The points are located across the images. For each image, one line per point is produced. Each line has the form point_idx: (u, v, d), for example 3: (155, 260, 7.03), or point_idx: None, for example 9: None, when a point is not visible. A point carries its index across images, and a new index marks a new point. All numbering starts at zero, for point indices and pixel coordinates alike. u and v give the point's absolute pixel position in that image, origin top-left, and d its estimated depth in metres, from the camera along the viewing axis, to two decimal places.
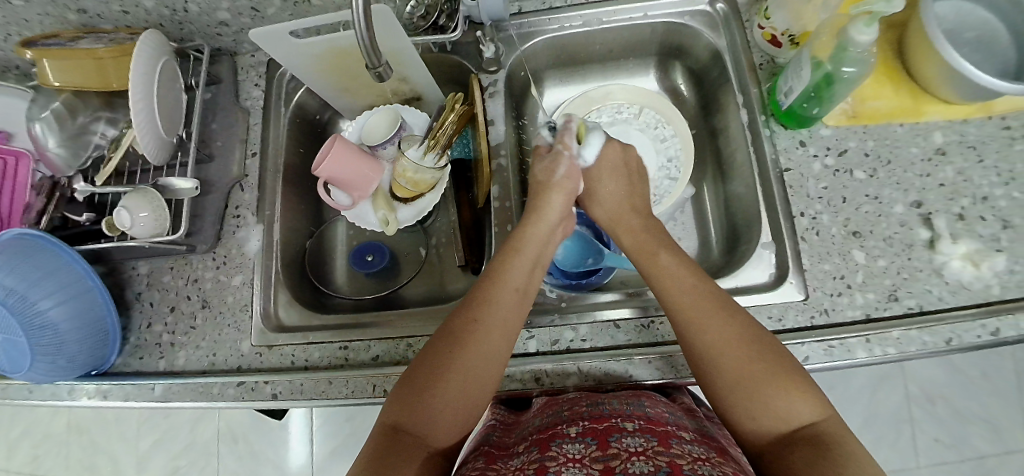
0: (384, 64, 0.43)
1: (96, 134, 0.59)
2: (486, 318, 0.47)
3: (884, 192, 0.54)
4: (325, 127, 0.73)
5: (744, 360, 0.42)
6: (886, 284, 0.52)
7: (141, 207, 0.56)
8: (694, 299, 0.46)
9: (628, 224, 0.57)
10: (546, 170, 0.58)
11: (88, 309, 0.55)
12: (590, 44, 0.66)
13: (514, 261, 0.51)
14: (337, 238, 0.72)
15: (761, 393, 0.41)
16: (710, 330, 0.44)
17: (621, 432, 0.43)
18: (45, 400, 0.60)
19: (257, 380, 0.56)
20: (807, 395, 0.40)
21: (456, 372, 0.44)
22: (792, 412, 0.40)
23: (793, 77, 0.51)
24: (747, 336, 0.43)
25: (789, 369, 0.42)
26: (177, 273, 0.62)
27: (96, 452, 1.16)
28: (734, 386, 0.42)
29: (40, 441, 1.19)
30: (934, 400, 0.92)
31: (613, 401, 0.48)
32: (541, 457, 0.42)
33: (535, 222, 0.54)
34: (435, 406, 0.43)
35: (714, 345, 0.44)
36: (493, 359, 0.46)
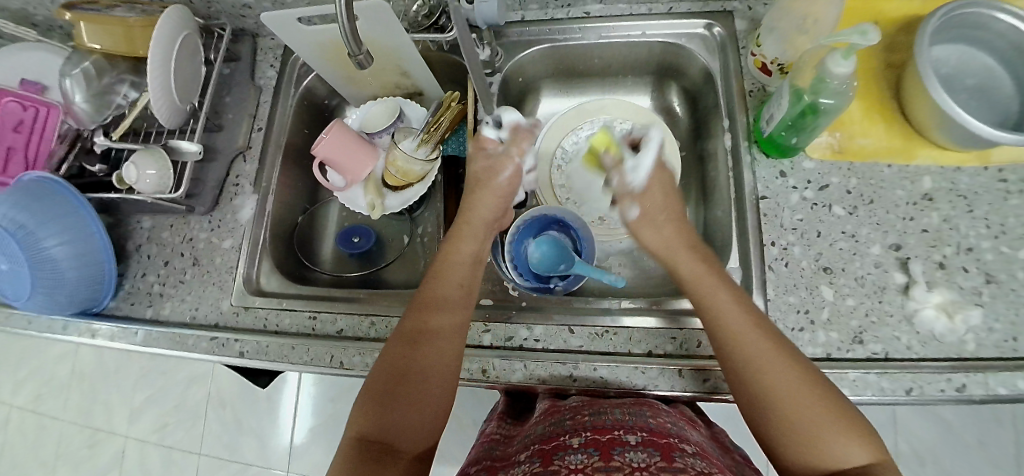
0: (366, 53, 0.45)
1: (118, 95, 0.66)
2: (436, 318, 0.49)
3: (861, 231, 0.54)
4: (331, 112, 0.77)
5: (800, 396, 0.39)
6: (851, 325, 0.51)
7: (148, 164, 0.61)
8: (746, 330, 0.43)
9: (691, 254, 0.51)
10: (488, 169, 0.57)
11: (86, 253, 0.60)
12: (588, 57, 0.67)
13: (455, 261, 0.53)
14: (329, 218, 0.75)
15: (816, 430, 0.38)
16: (766, 369, 0.41)
17: (623, 445, 0.43)
18: (41, 332, 0.66)
19: (228, 337, 0.60)
20: (859, 436, 0.38)
21: (417, 373, 0.46)
22: (845, 452, 0.37)
23: (774, 106, 0.52)
24: (801, 370, 0.41)
25: (843, 412, 0.39)
26: (175, 231, 0.67)
27: (94, 399, 1.23)
28: (782, 421, 0.39)
29: (45, 382, 1.27)
30: (925, 461, 0.87)
31: (615, 411, 0.49)
32: (543, 470, 0.42)
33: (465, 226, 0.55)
34: (400, 407, 0.45)
35: (769, 381, 0.40)
36: (447, 357, 0.47)
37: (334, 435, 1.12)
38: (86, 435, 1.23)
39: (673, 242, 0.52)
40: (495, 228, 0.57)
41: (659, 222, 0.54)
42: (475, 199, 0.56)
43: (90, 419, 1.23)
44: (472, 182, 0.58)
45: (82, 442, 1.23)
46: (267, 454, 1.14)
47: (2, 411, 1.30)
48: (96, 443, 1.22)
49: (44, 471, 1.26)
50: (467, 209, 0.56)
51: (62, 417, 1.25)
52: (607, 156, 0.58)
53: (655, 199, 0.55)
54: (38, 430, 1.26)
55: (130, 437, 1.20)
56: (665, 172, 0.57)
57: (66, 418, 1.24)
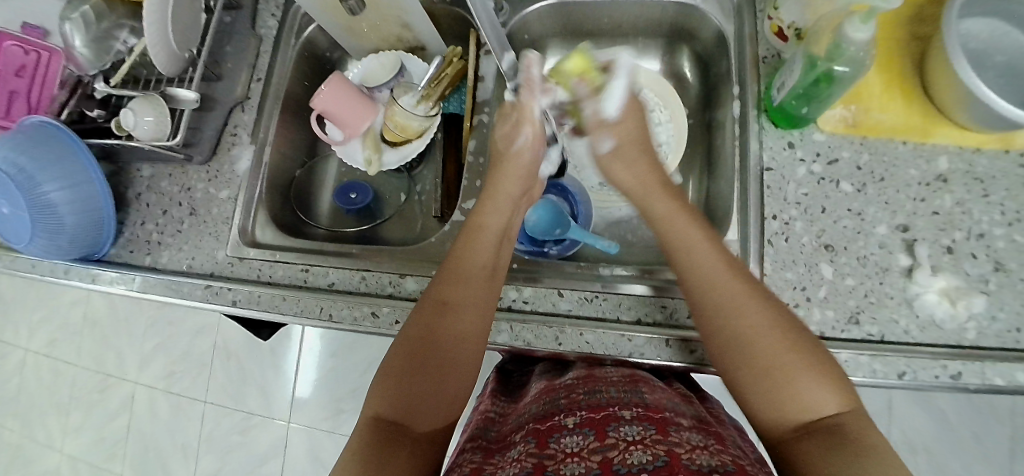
0: None
1: (118, 41, 0.65)
2: (461, 290, 0.48)
3: (868, 210, 0.52)
4: (333, 65, 0.76)
5: (764, 346, 0.39)
6: (849, 305, 0.49)
7: (146, 111, 0.60)
8: (712, 284, 0.44)
9: (663, 195, 0.53)
10: (507, 137, 0.57)
11: (87, 199, 0.61)
12: (598, 16, 0.65)
13: (481, 239, 0.51)
14: (328, 173, 0.75)
15: (784, 377, 0.38)
16: (735, 311, 0.41)
17: (618, 420, 0.43)
18: (45, 275, 0.68)
19: (221, 285, 0.60)
20: (828, 381, 0.37)
21: (441, 348, 0.45)
22: (813, 397, 0.36)
23: (787, 72, 0.50)
24: (767, 321, 0.40)
25: (811, 356, 0.38)
26: (174, 180, 0.68)
27: (104, 345, 1.27)
28: (750, 364, 0.40)
29: (59, 328, 1.31)
30: (918, 449, 0.87)
31: (610, 389, 0.49)
32: (539, 452, 0.41)
33: (491, 210, 0.53)
34: (424, 386, 0.43)
35: (737, 326, 0.41)
36: (469, 334, 0.46)
37: (332, 392, 1.14)
38: (97, 380, 1.27)
39: (649, 181, 0.54)
40: (522, 203, 0.56)
41: (631, 157, 0.56)
42: (502, 186, 0.55)
43: (99, 365, 1.27)
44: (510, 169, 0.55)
45: (93, 387, 1.27)
46: (267, 407, 1.17)
47: (17, 354, 1.35)
48: (107, 388, 1.26)
49: (57, 411, 1.31)
50: (492, 184, 0.55)
51: (74, 361, 1.29)
52: (580, 82, 0.55)
53: (627, 132, 0.56)
54: (51, 373, 1.31)
55: (138, 383, 1.24)
56: (636, 106, 0.57)
57: (77, 363, 1.29)
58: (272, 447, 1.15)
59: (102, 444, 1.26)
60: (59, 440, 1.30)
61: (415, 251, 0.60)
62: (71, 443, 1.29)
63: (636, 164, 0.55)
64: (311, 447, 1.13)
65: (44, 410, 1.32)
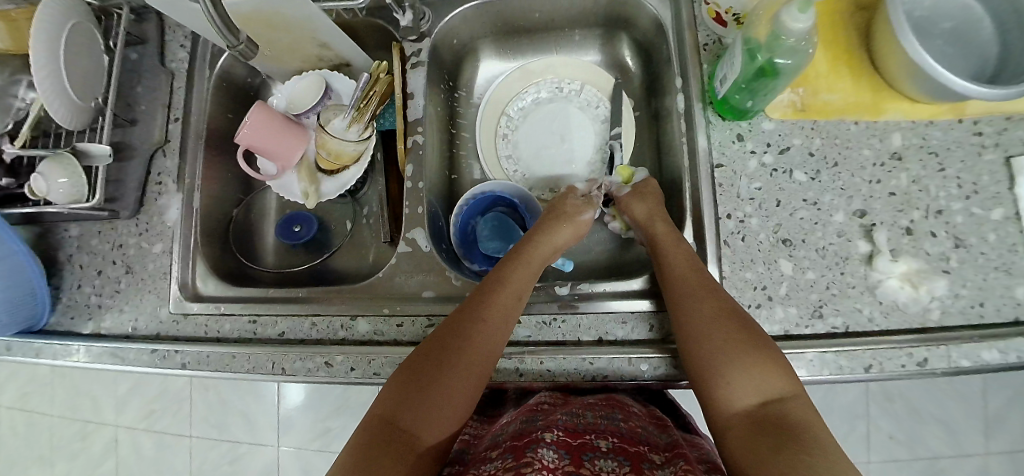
0: (245, 42, 0.49)
1: (17, 98, 0.60)
2: (492, 309, 0.47)
3: (824, 198, 0.50)
4: (259, 90, 0.71)
5: (726, 342, 0.43)
6: (811, 299, 0.48)
7: (58, 173, 0.57)
8: (685, 283, 0.47)
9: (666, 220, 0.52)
10: (576, 207, 0.56)
11: (12, 273, 0.57)
12: (528, 11, 0.61)
13: (522, 267, 0.52)
14: (268, 208, 0.71)
15: (736, 362, 0.42)
16: (709, 313, 0.44)
17: (595, 451, 0.44)
18: None
19: (168, 348, 0.58)
20: (779, 375, 0.41)
21: (458, 361, 0.45)
22: (761, 386, 0.40)
23: (727, 64, 0.47)
24: (725, 315, 0.44)
25: (769, 354, 0.42)
26: (103, 238, 0.63)
27: (79, 392, 1.23)
28: (718, 355, 0.43)
29: (29, 379, 1.27)
30: (895, 399, 0.87)
31: (586, 413, 0.49)
32: (516, 464, 0.40)
33: (541, 242, 0.54)
34: (435, 393, 0.43)
35: (705, 322, 0.44)
36: (490, 353, 0.46)
37: (319, 409, 1.13)
38: (77, 428, 1.24)
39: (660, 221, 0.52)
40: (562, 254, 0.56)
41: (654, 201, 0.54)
42: (556, 229, 0.55)
43: (77, 413, 1.23)
44: (555, 212, 0.56)
45: (75, 435, 1.24)
46: (255, 433, 1.16)
47: None
48: (89, 433, 1.23)
49: (42, 463, 1.27)
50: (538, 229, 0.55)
51: (51, 412, 1.25)
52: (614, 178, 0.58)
53: (647, 189, 0.55)
54: (30, 425, 1.27)
55: (121, 426, 1.21)
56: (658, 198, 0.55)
57: (55, 412, 1.25)
58: (266, 472, 1.15)
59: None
60: None
61: (364, 288, 0.57)
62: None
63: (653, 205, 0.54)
64: (306, 469, 1.13)
65: (29, 463, 1.28)
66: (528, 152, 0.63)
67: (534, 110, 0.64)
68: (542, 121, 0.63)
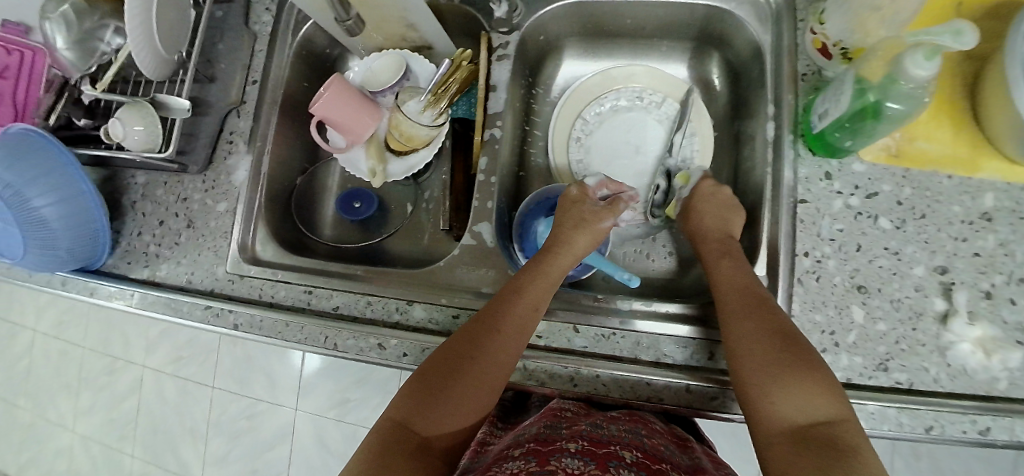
0: (354, 19, 0.57)
1: (102, 42, 0.60)
2: (507, 321, 0.47)
3: (906, 249, 0.49)
4: (334, 62, 0.71)
5: (767, 360, 0.41)
6: (879, 350, 0.48)
7: (134, 120, 0.57)
8: (733, 301, 0.46)
9: (723, 240, 0.52)
10: (594, 214, 0.54)
11: (78, 213, 0.60)
12: (620, 18, 0.60)
13: (540, 274, 0.51)
14: (330, 179, 0.71)
15: (779, 381, 0.40)
16: (753, 327, 0.43)
17: (618, 460, 0.42)
18: (42, 286, 0.67)
19: (223, 307, 0.59)
20: (826, 396, 0.38)
21: (470, 368, 0.45)
22: (808, 406, 0.38)
23: (830, 99, 0.45)
24: (774, 332, 0.43)
25: (816, 375, 0.40)
26: (169, 189, 0.64)
27: (111, 329, 1.27)
28: (763, 369, 0.41)
29: (67, 310, 1.31)
30: (921, 455, 0.87)
31: (612, 426, 0.48)
32: (539, 468, 0.40)
33: (561, 255, 0.53)
34: (444, 399, 0.44)
35: (749, 336, 0.43)
36: (504, 363, 0.46)
37: (340, 377, 1.16)
38: (104, 363, 1.27)
39: (724, 242, 0.52)
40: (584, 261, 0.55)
41: (712, 217, 0.53)
42: (574, 237, 0.54)
43: (107, 348, 1.27)
44: (570, 217, 0.55)
45: (102, 370, 1.27)
46: (274, 391, 1.18)
47: (26, 336, 1.34)
48: (116, 370, 1.26)
49: (67, 392, 1.31)
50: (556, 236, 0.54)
51: (81, 345, 1.29)
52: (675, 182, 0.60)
53: (705, 202, 0.54)
54: (61, 355, 1.31)
55: (146, 368, 1.24)
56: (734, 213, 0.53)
57: (86, 346, 1.28)
58: (280, 431, 1.17)
59: (113, 426, 1.27)
60: (72, 421, 1.30)
61: (423, 275, 0.57)
62: (83, 423, 1.29)
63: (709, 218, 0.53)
64: (319, 433, 1.15)
65: (55, 391, 1.32)
66: (599, 159, 0.63)
67: (610, 117, 0.63)
68: (616, 129, 0.63)
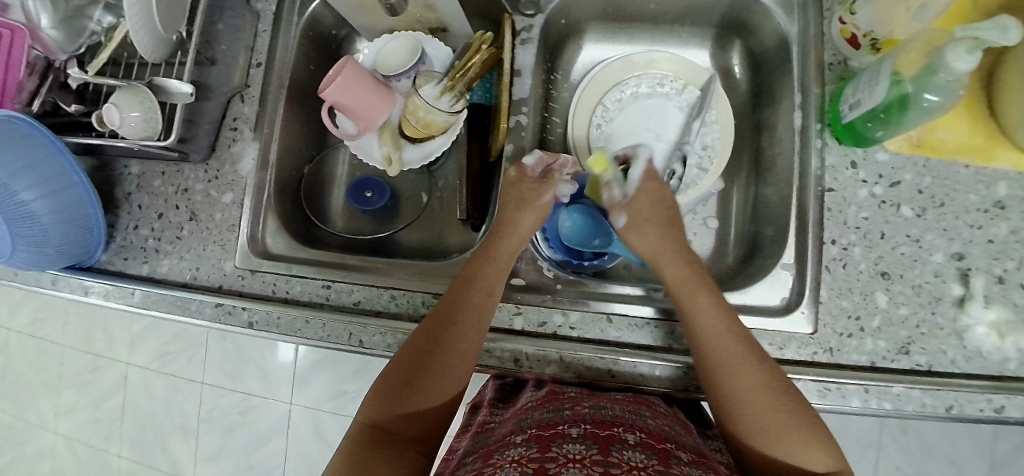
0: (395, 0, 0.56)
1: (91, 20, 0.56)
2: (462, 312, 0.47)
3: (927, 236, 0.50)
4: (340, 44, 0.68)
5: (771, 416, 0.41)
6: (900, 335, 0.49)
7: (132, 106, 0.53)
8: (727, 349, 0.44)
9: (676, 253, 0.51)
10: (533, 191, 0.53)
11: (70, 205, 0.56)
12: (643, 2, 0.59)
13: (493, 261, 0.51)
14: (338, 168, 0.69)
15: (780, 440, 0.41)
16: (742, 380, 0.43)
17: (622, 443, 0.40)
18: (29, 285, 0.63)
19: (235, 304, 0.56)
20: (821, 447, 0.40)
21: (433, 366, 0.46)
22: (808, 462, 0.40)
23: (864, 89, 0.46)
24: (764, 382, 0.42)
25: (809, 423, 0.41)
26: (168, 180, 0.61)
27: (93, 325, 1.21)
28: (759, 431, 0.42)
29: (44, 306, 1.24)
30: (908, 431, 0.91)
31: (615, 406, 0.47)
32: (540, 456, 0.39)
33: (507, 237, 0.52)
34: (411, 397, 0.45)
35: (739, 390, 0.43)
36: (467, 354, 0.47)
37: (338, 371, 1.13)
38: (87, 361, 1.22)
39: (667, 247, 0.51)
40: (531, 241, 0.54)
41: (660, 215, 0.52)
42: (520, 217, 0.53)
43: (89, 345, 1.22)
44: (511, 199, 0.53)
45: (85, 367, 1.22)
46: (270, 385, 1.15)
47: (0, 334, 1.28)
48: (100, 367, 1.21)
49: (46, 391, 1.25)
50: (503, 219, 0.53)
51: (61, 343, 1.23)
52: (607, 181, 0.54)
53: (643, 208, 0.52)
54: (38, 353, 1.24)
55: (132, 365, 1.19)
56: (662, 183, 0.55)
57: (67, 343, 1.23)
58: (277, 425, 1.15)
59: (97, 426, 1.21)
60: (53, 421, 1.25)
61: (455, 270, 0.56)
62: (64, 423, 1.23)
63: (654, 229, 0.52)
64: (318, 428, 1.13)
65: (34, 390, 1.26)
66: (620, 147, 0.62)
67: (630, 104, 0.62)
68: (636, 117, 0.62)
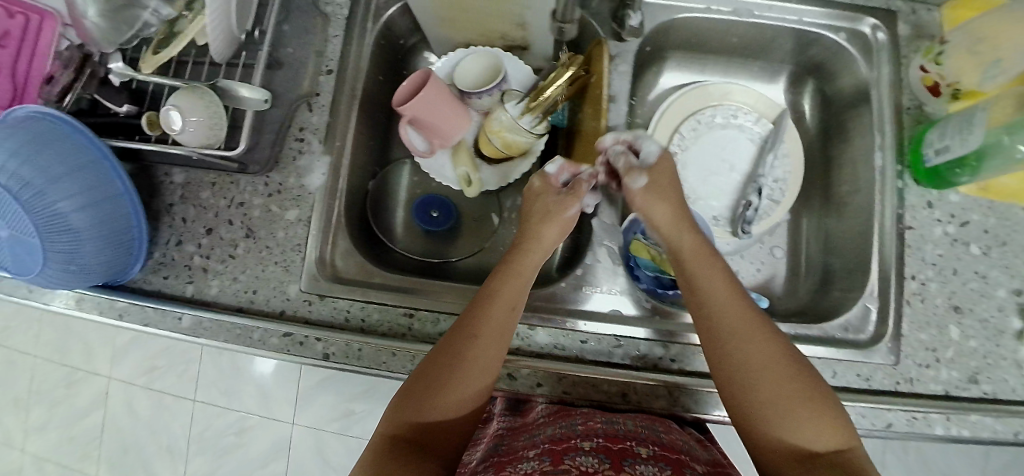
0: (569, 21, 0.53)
1: (146, 10, 0.49)
2: (486, 325, 0.43)
3: (991, 273, 0.53)
4: (405, 53, 0.66)
5: (776, 387, 0.39)
6: (970, 364, 0.52)
7: (194, 110, 0.48)
8: (733, 316, 0.42)
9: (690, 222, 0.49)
10: (560, 202, 0.50)
11: (112, 215, 0.50)
12: (727, 35, 0.60)
13: (517, 275, 0.47)
14: (399, 183, 0.66)
15: (790, 412, 0.38)
16: (750, 345, 0.41)
17: (635, 457, 0.40)
18: (51, 304, 0.56)
19: (308, 335, 0.51)
20: (834, 422, 0.38)
21: (453, 378, 0.42)
22: (819, 435, 0.38)
23: (953, 136, 0.49)
24: (777, 355, 0.41)
25: (822, 398, 0.39)
26: (219, 192, 0.56)
27: (69, 334, 1.09)
28: (770, 396, 0.39)
29: (11, 313, 1.11)
30: (909, 448, 0.98)
31: (627, 421, 0.46)
32: (552, 470, 0.38)
33: (531, 251, 0.49)
34: (428, 409, 0.42)
35: (747, 356, 0.41)
36: (490, 368, 0.43)
37: (347, 391, 1.05)
38: (62, 374, 1.09)
39: (683, 218, 0.49)
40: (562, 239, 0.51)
41: (667, 188, 0.50)
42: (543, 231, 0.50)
43: (64, 357, 1.09)
44: (537, 211, 0.51)
45: (59, 381, 1.09)
46: (269, 404, 1.05)
47: None
48: (75, 382, 1.09)
49: (13, 405, 1.12)
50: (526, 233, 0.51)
51: (30, 353, 1.10)
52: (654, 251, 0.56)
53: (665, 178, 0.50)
54: (5, 364, 1.11)
55: (112, 380, 1.07)
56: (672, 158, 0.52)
57: (37, 354, 1.10)
58: (276, 446, 1.05)
59: (73, 445, 1.10)
60: (21, 440, 1.12)
61: (540, 304, 0.54)
62: (33, 441, 1.11)
63: (669, 197, 0.49)
64: (323, 456, 1.04)
65: None
66: (694, 177, 0.62)
67: (704, 134, 0.62)
68: (711, 146, 0.62)
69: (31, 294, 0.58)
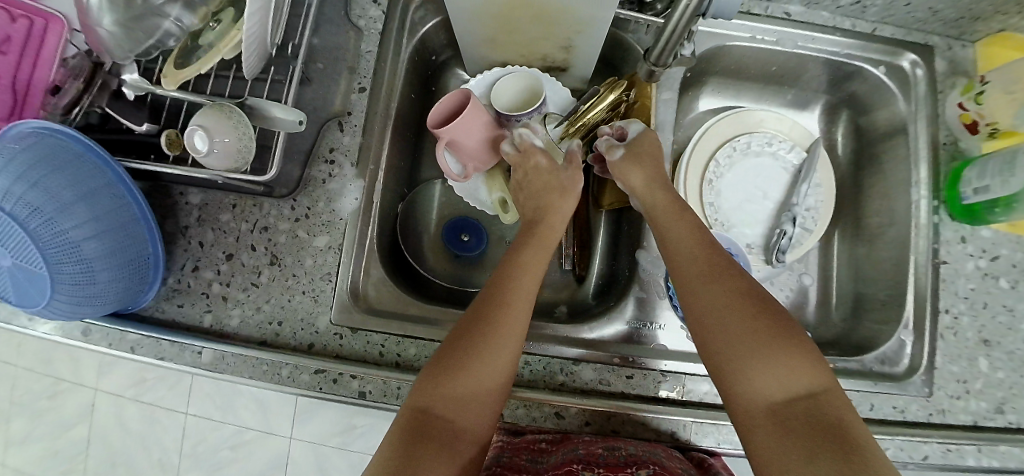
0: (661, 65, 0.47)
1: (168, 19, 0.45)
2: (511, 301, 0.43)
3: (1020, 306, 0.54)
4: (436, 69, 0.64)
5: (743, 334, 0.40)
6: (997, 395, 0.53)
7: (223, 131, 0.44)
8: (700, 263, 0.44)
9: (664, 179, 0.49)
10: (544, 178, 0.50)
11: (126, 240, 0.46)
12: (764, 63, 0.60)
13: (538, 259, 0.47)
14: (427, 203, 0.63)
15: (759, 354, 0.39)
16: (717, 290, 0.42)
17: None
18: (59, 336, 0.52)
19: (342, 371, 0.48)
20: (804, 364, 0.38)
21: (473, 348, 0.41)
22: (790, 378, 0.38)
23: (995, 176, 0.49)
24: (745, 299, 0.41)
25: (791, 340, 0.39)
26: (240, 214, 0.52)
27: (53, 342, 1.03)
28: (739, 340, 0.40)
29: None
30: None
31: (630, 445, 0.46)
32: None
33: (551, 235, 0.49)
34: (457, 390, 0.40)
35: (715, 302, 0.42)
36: (514, 344, 0.42)
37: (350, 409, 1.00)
38: (45, 385, 1.02)
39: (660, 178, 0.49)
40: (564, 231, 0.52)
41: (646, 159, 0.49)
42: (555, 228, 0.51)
43: (46, 367, 1.02)
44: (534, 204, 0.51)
45: (41, 393, 1.03)
46: (266, 420, 0.99)
47: None
48: (57, 394, 1.02)
49: None
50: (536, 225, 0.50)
51: (11, 362, 1.03)
52: None
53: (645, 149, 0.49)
54: None
55: (100, 393, 1.01)
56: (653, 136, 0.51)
57: (18, 364, 1.03)
58: (274, 464, 1.01)
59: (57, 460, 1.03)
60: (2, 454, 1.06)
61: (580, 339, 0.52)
62: (13, 455, 1.05)
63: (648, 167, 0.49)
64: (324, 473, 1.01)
65: None
66: (729, 204, 0.62)
67: (739, 161, 0.62)
68: (745, 172, 0.62)
69: (32, 321, 0.53)
